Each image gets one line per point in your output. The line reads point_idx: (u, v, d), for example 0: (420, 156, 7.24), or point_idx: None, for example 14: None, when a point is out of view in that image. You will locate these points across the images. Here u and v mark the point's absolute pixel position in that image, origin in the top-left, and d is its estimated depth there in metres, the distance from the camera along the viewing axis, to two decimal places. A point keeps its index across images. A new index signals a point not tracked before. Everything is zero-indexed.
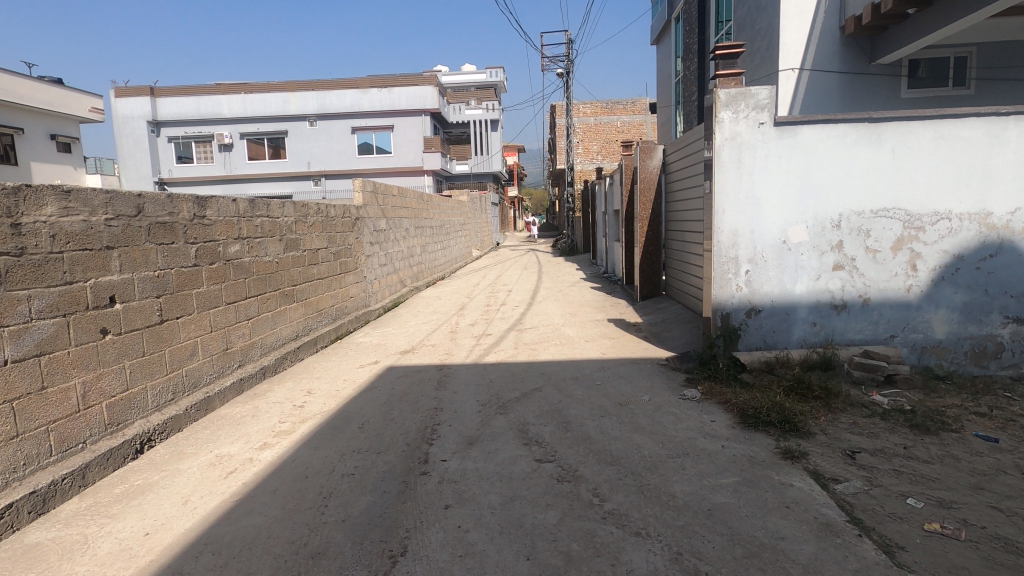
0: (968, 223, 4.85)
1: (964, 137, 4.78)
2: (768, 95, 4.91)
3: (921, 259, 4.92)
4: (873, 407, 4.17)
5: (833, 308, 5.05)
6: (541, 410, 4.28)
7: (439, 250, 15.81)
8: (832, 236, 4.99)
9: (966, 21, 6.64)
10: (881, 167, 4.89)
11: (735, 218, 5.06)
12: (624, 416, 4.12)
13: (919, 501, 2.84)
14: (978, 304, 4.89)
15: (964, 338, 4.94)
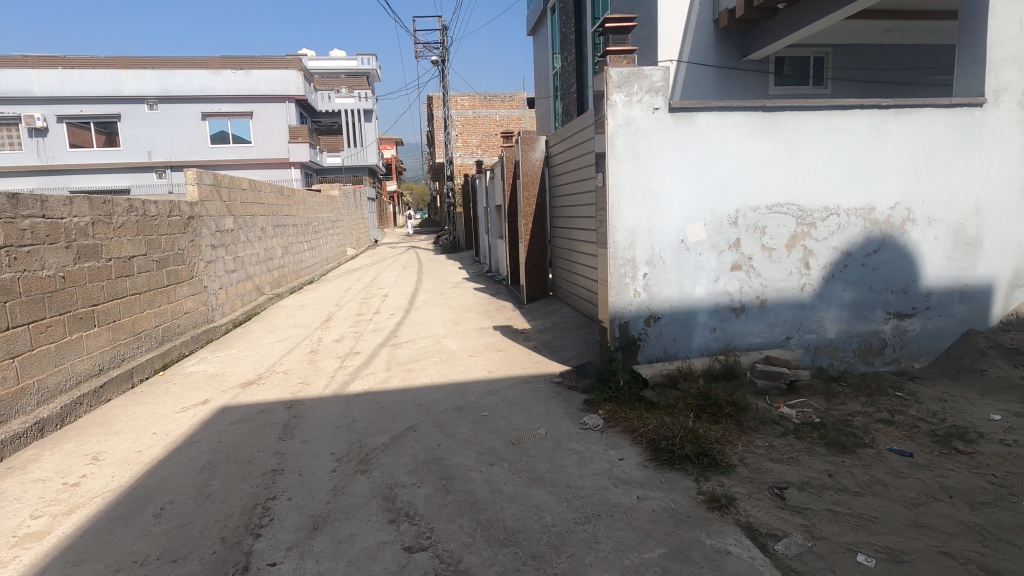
0: (855, 219, 4.72)
1: (850, 130, 4.63)
2: (662, 76, 4.38)
3: (814, 257, 4.72)
4: (784, 422, 3.82)
5: (732, 311, 4.70)
6: (415, 462, 3.37)
7: (306, 251, 14.13)
8: (729, 234, 4.62)
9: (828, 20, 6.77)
10: (776, 160, 4.59)
11: (632, 215, 4.51)
12: (518, 461, 3.34)
13: (870, 557, 2.38)
14: (864, 301, 4.81)
15: (853, 335, 4.85)
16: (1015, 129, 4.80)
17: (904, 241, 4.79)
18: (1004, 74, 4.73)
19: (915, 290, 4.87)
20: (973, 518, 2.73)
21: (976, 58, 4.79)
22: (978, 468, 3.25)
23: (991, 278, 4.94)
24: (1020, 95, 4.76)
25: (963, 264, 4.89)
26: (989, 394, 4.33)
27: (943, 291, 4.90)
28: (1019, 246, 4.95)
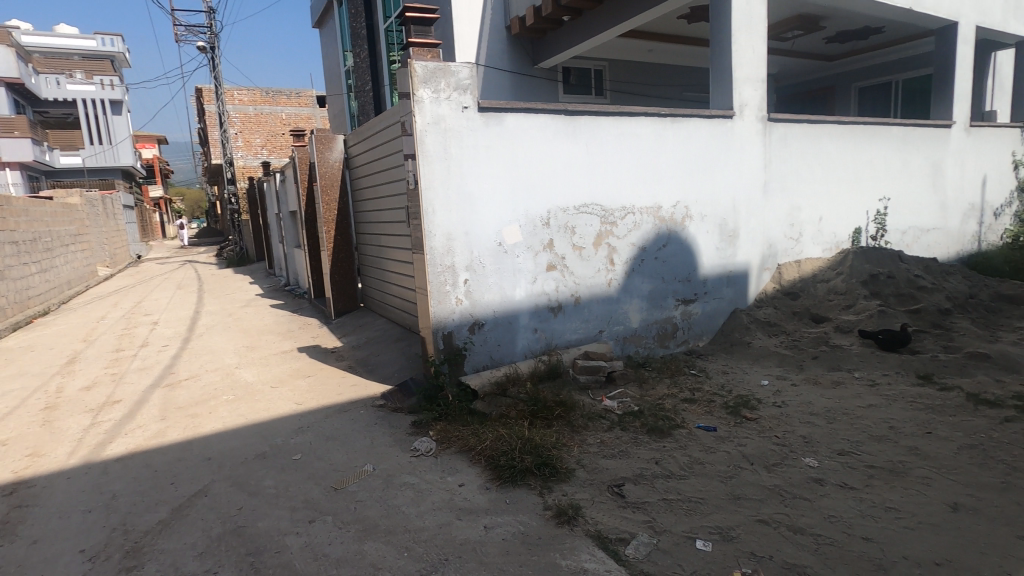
0: (647, 217, 5.15)
1: (638, 135, 5.02)
2: (469, 74, 4.21)
3: (617, 253, 5.04)
4: (608, 415, 3.95)
5: (550, 311, 4.77)
6: (208, 540, 2.65)
7: (34, 274, 11.08)
8: (543, 234, 4.67)
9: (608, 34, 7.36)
10: (579, 162, 4.77)
11: (448, 219, 4.26)
12: (345, 511, 2.85)
13: (706, 542, 2.50)
14: (659, 291, 5.30)
15: (652, 323, 5.30)
16: (755, 138, 5.72)
17: (685, 236, 5.39)
18: (745, 91, 5.60)
19: (695, 278, 5.51)
20: (772, 480, 3.08)
21: (725, 76, 5.58)
22: (764, 431, 3.73)
23: (748, 264, 5.84)
24: (757, 109, 5.69)
25: (728, 253, 5.69)
26: (757, 363, 5.10)
27: (715, 277, 5.65)
28: (763, 236, 5.95)
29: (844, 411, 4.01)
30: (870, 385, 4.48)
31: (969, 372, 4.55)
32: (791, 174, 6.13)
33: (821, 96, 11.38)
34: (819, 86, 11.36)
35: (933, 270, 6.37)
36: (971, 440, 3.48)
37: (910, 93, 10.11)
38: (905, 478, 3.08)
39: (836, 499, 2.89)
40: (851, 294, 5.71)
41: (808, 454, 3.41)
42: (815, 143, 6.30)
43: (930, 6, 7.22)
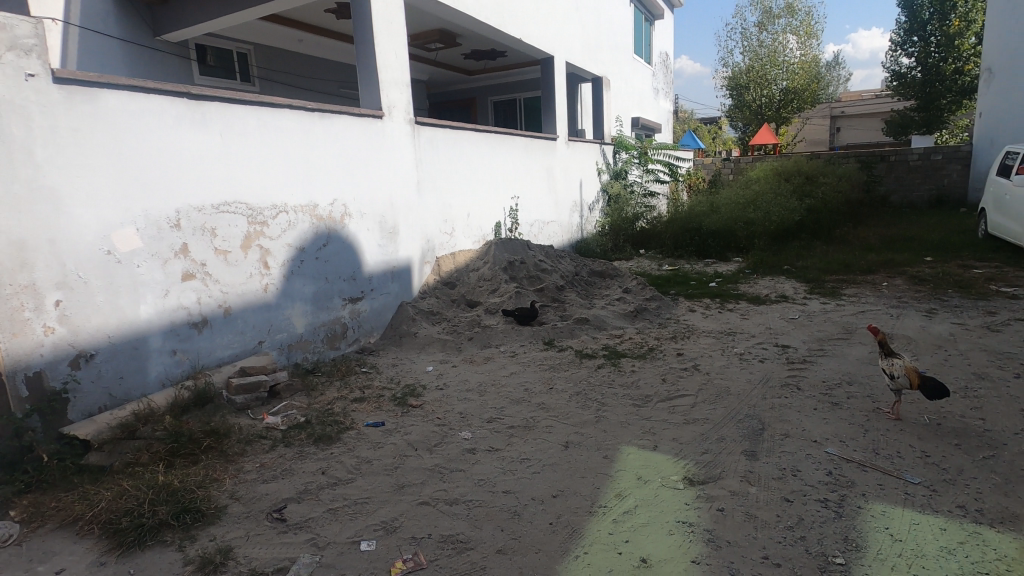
0: (303, 216, 4.89)
1: (283, 130, 4.68)
2: (34, 32, 3.19)
3: (271, 256, 4.64)
4: (271, 435, 3.65)
5: (192, 327, 4.08)
6: None
7: None
8: (173, 239, 3.95)
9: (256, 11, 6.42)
10: (213, 155, 4.17)
11: (20, 223, 3.17)
12: None
13: (371, 541, 2.55)
14: (323, 292, 5.10)
15: (318, 326, 5.08)
16: (405, 139, 6.02)
17: (345, 234, 5.32)
18: (392, 93, 5.82)
19: (360, 276, 5.50)
20: (433, 461, 3.33)
21: (372, 77, 5.67)
22: (428, 415, 4.01)
23: (408, 259, 6.13)
24: (404, 112, 6.00)
25: (389, 250, 5.86)
26: (423, 351, 5.45)
27: (380, 274, 5.74)
28: (421, 232, 6.35)
29: (492, 382, 4.62)
30: (512, 356, 5.29)
31: (576, 334, 5.81)
32: (440, 175, 6.70)
33: (465, 106, 12.82)
34: (463, 97, 12.76)
35: (552, 255, 7.90)
36: (577, 387, 4.44)
37: (529, 110, 12.26)
38: (535, 429, 3.72)
39: (485, 463, 3.29)
40: (495, 279, 6.62)
41: (464, 428, 3.79)
42: (457, 148, 7.03)
43: (534, 39, 8.83)
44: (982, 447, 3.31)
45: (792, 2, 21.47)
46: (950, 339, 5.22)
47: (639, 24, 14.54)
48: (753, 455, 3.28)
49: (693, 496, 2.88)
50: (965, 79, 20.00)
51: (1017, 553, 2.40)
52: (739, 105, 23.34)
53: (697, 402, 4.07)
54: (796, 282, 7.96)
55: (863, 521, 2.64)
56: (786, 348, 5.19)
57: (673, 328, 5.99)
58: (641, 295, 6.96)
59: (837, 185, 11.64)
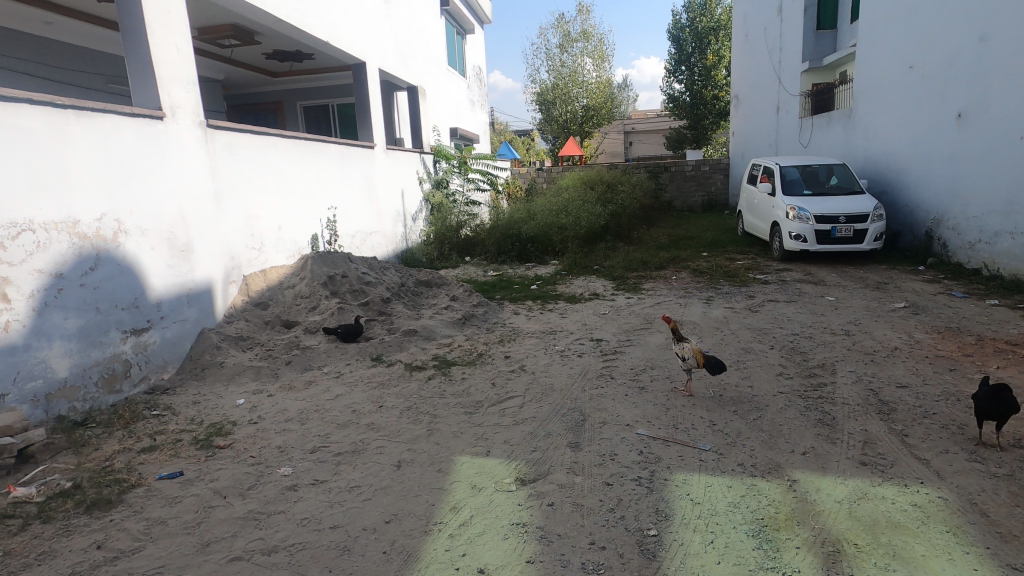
0: (59, 235, 3.96)
1: (23, 128, 3.74)
2: None
3: (13, 286, 3.67)
4: (21, 511, 2.91)
5: None
6: None
7: None
8: None
9: None
10: None
11: None
12: None
13: None
14: (93, 326, 4.18)
15: (90, 367, 4.14)
16: (194, 144, 5.27)
17: (121, 254, 4.43)
18: (174, 92, 5.06)
19: (145, 303, 4.61)
20: (247, 507, 2.96)
21: (145, 71, 4.88)
22: (239, 456, 3.54)
23: (209, 279, 5.34)
24: (191, 113, 5.25)
25: (183, 270, 5.03)
26: (231, 383, 4.82)
27: (172, 298, 4.89)
28: (222, 249, 5.61)
29: (315, 407, 4.27)
30: (337, 377, 4.95)
31: (406, 346, 5.66)
32: (241, 184, 6.01)
33: (271, 110, 11.83)
34: (268, 100, 11.76)
35: (375, 266, 7.62)
36: (409, 402, 4.31)
37: (344, 116, 11.76)
38: (364, 453, 3.51)
39: (308, 499, 3.01)
40: (314, 296, 6.15)
41: (284, 463, 3.43)
42: (261, 155, 6.40)
43: (344, 43, 8.46)
44: (751, 410, 3.95)
45: (587, 28, 23.81)
46: (724, 321, 6.19)
47: (451, 37, 14.83)
48: (577, 445, 3.49)
49: (526, 495, 2.96)
50: (720, 104, 24.10)
51: (780, 496, 2.90)
52: (548, 119, 25.16)
53: (525, 402, 4.22)
54: (605, 280, 8.78)
55: (670, 492, 2.96)
56: (600, 342, 5.66)
57: (500, 332, 6.17)
58: (468, 302, 7.06)
59: (632, 192, 13.16)
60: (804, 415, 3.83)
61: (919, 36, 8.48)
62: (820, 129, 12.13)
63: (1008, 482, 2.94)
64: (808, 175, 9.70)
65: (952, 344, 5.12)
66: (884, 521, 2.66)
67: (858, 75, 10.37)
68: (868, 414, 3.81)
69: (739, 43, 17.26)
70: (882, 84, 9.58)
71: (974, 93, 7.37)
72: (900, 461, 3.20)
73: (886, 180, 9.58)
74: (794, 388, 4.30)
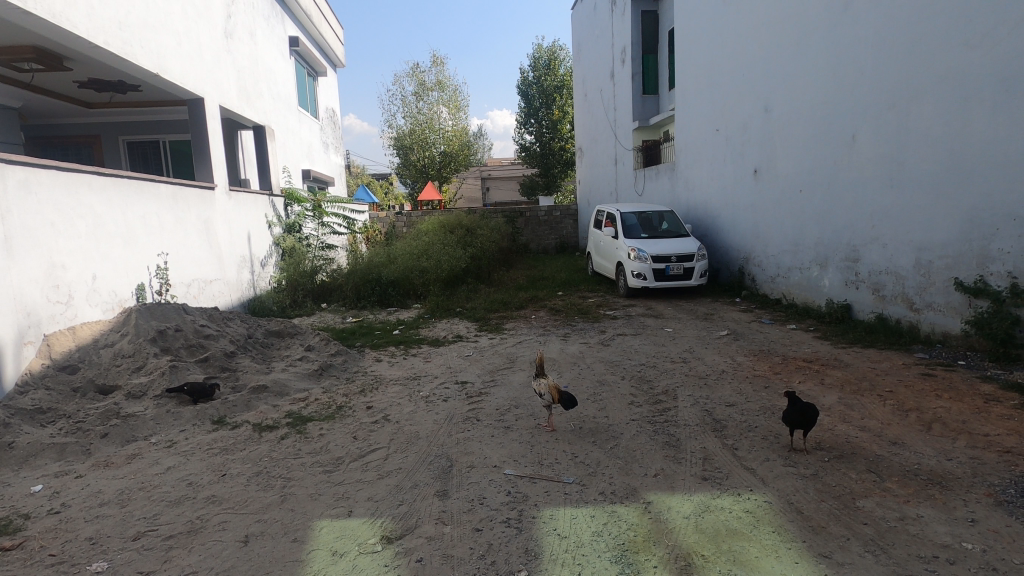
0: None
1: None
2: None
3: None
4: None
5: None
6: None
7: None
8: None
9: None
10: None
11: None
12: None
13: None
14: None
15: None
16: None
17: None
18: None
19: None
20: None
21: None
22: (33, 556, 2.90)
23: None
24: None
25: None
26: (24, 467, 3.98)
27: None
28: (13, 304, 4.70)
29: (140, 485, 3.67)
30: (168, 447, 4.32)
31: (254, 405, 5.15)
32: (41, 227, 5.13)
33: (85, 144, 10.41)
34: (81, 132, 10.35)
35: (216, 317, 6.89)
36: (257, 467, 3.90)
37: (178, 155, 10.74)
38: (204, 531, 3.08)
39: None
40: (139, 354, 5.35)
41: (97, 557, 2.87)
42: (68, 194, 5.55)
43: (177, 77, 7.80)
44: (608, 439, 4.19)
45: (441, 79, 24.69)
46: (580, 356, 6.56)
47: (301, 78, 14.40)
48: (444, 493, 3.41)
49: (392, 554, 2.80)
50: (567, 155, 26.16)
51: (638, 519, 3.08)
52: (406, 164, 25.31)
53: (389, 454, 4.04)
54: (468, 322, 8.87)
55: (538, 529, 2.99)
56: (465, 384, 5.66)
57: (361, 381, 5.91)
58: (324, 352, 6.66)
59: (490, 236, 13.58)
60: (654, 439, 4.15)
61: (721, 104, 10.06)
62: (651, 180, 13.69)
63: (814, 480, 3.44)
64: (643, 221, 10.84)
65: (765, 364, 5.95)
66: (724, 530, 2.95)
67: (677, 135, 11.94)
68: (705, 432, 4.24)
69: (580, 102, 19.07)
70: (696, 143, 11.13)
71: (764, 153, 8.88)
72: (733, 473, 3.59)
73: (705, 225, 11.05)
74: (644, 415, 4.65)
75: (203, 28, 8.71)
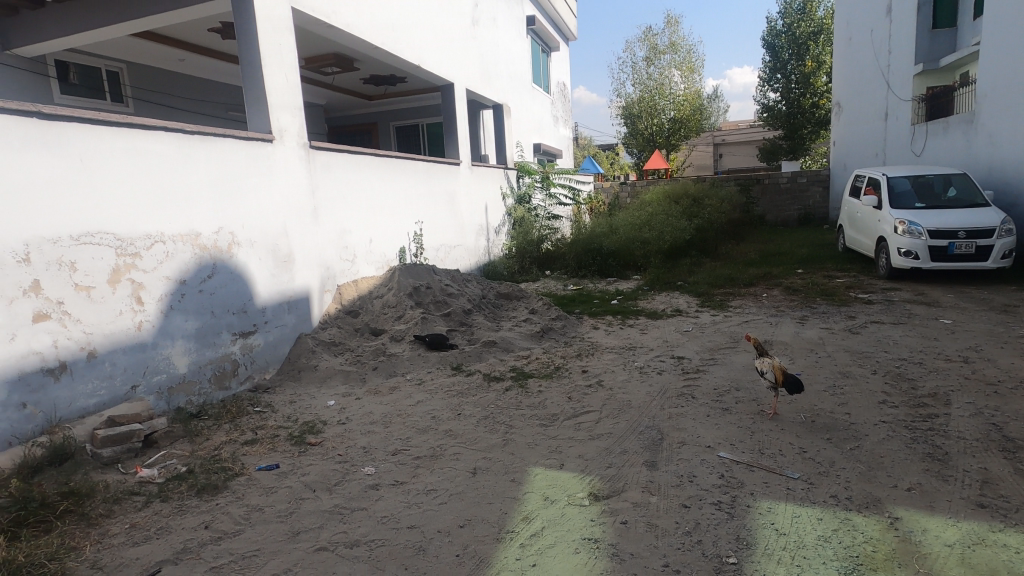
0: (182, 246, 4.53)
1: (155, 154, 4.31)
2: None
3: (145, 290, 4.24)
4: (145, 489, 3.26)
5: (45, 375, 3.58)
6: None
7: None
8: (19, 275, 3.47)
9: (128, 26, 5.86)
10: (67, 180, 3.73)
11: None
12: None
13: None
14: (207, 328, 4.73)
15: (204, 365, 4.70)
16: (298, 164, 5.79)
17: (234, 264, 5.01)
18: (282, 117, 5.61)
19: (252, 308, 5.17)
20: (333, 502, 3.10)
21: (259, 100, 5.46)
22: (328, 453, 3.78)
23: (306, 288, 5.84)
24: (296, 137, 5.78)
25: (282, 279, 5.54)
26: (323, 385, 5.18)
27: (274, 304, 5.42)
28: (319, 260, 6.09)
29: (398, 412, 4.47)
30: (419, 383, 5.16)
31: (485, 357, 5.80)
32: (337, 200, 6.49)
33: (366, 131, 12.64)
34: (364, 121, 12.58)
35: (458, 278, 7.87)
36: (486, 411, 4.41)
37: (432, 136, 12.32)
38: (442, 458, 3.63)
39: (389, 498, 3.14)
40: (400, 305, 6.44)
41: (368, 463, 3.61)
42: (355, 173, 6.86)
43: (433, 67, 8.90)
44: (848, 439, 3.66)
45: (675, 40, 23.40)
46: (818, 343, 5.79)
47: (536, 55, 15.11)
48: (653, 464, 3.41)
49: (598, 511, 2.92)
50: (820, 112, 22.66)
51: (880, 534, 2.66)
52: (633, 133, 24.88)
53: (601, 418, 4.18)
54: (688, 296, 8.50)
55: (752, 519, 2.80)
56: (681, 359, 5.49)
57: (579, 346, 6.16)
58: (546, 315, 7.10)
59: (719, 206, 12.65)
60: (910, 447, 3.50)
61: None
62: (937, 136, 11.09)
63: None
64: (920, 187, 8.89)
65: None
66: (1004, 572, 2.37)
67: (976, 79, 9.69)
68: (989, 451, 3.41)
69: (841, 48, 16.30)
70: (1010, 85, 8.65)
71: None
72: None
73: (1016, 191, 8.59)
74: (899, 418, 3.93)
75: (454, 20, 9.73)
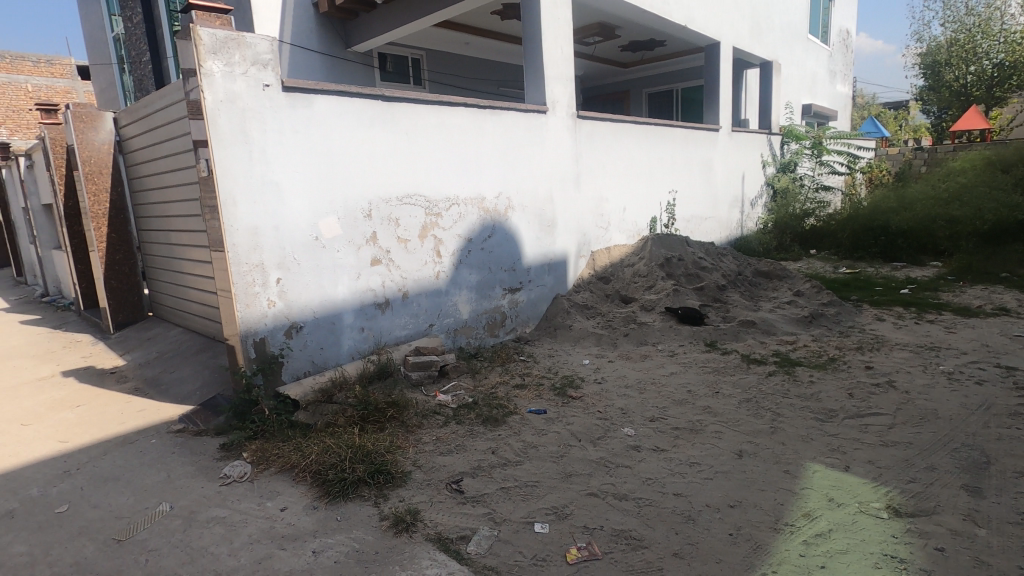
0: (471, 208, 5.18)
1: (456, 127, 4.96)
2: (268, 48, 3.70)
3: (443, 245, 4.97)
4: (444, 411, 3.90)
5: (377, 307, 4.51)
6: None
7: None
8: (365, 227, 4.38)
9: (435, 17, 6.80)
10: (397, 151, 4.54)
11: (254, 212, 3.74)
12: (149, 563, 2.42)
13: (544, 524, 2.57)
14: (485, 282, 5.37)
15: (481, 313, 5.37)
16: (565, 134, 6.08)
17: (509, 225, 5.55)
18: (555, 88, 5.91)
19: (520, 267, 5.70)
20: (598, 454, 3.28)
21: (537, 74, 5.83)
22: (588, 408, 4.01)
23: (565, 251, 6.20)
24: (566, 107, 6.05)
25: (546, 242, 5.97)
26: (578, 344, 5.48)
27: (538, 265, 5.89)
28: (577, 226, 6.39)
29: (652, 380, 4.49)
30: (671, 355, 5.10)
31: (742, 337, 5.43)
32: (597, 169, 6.66)
33: (618, 99, 12.64)
34: (617, 90, 12.58)
35: (711, 252, 7.45)
36: (748, 394, 4.14)
37: (687, 101, 11.70)
38: (703, 434, 3.54)
39: (652, 461, 3.19)
40: (651, 275, 6.40)
41: (627, 424, 3.72)
42: (615, 141, 6.92)
43: (699, 26, 8.38)
44: None
45: None
46: None
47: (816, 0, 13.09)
48: (978, 492, 2.79)
49: (901, 529, 2.52)
50: None
51: None
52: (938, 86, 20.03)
53: (896, 424, 3.56)
54: (1019, 292, 6.63)
55: None
56: (1013, 370, 4.33)
57: (858, 338, 5.33)
58: (815, 299, 6.29)
59: None
60: None
61: None
62: None
63: None
64: None
65: None
66: None
67: None
68: None
69: None
70: None
71: None
72: None
73: None
74: None
75: None
